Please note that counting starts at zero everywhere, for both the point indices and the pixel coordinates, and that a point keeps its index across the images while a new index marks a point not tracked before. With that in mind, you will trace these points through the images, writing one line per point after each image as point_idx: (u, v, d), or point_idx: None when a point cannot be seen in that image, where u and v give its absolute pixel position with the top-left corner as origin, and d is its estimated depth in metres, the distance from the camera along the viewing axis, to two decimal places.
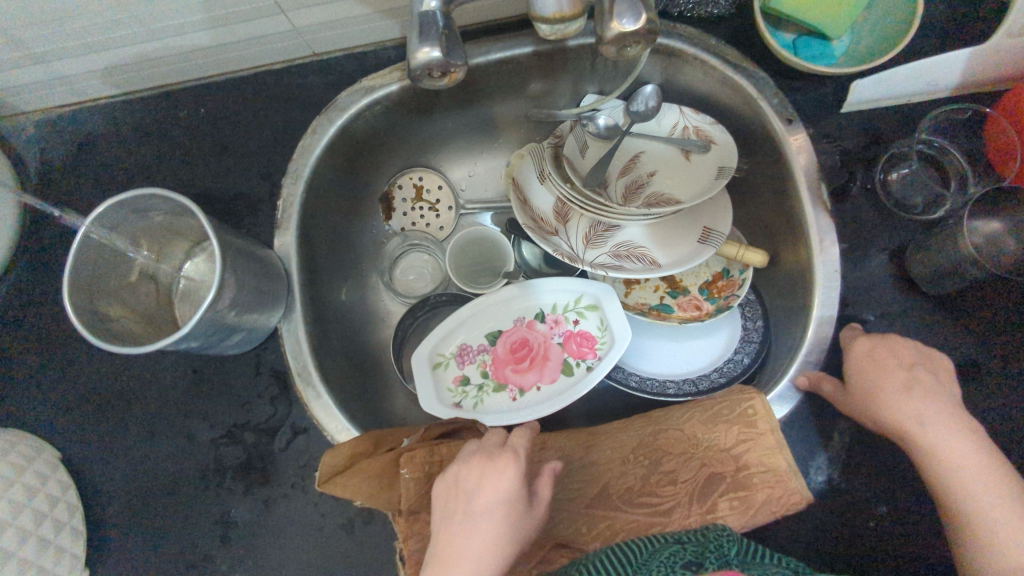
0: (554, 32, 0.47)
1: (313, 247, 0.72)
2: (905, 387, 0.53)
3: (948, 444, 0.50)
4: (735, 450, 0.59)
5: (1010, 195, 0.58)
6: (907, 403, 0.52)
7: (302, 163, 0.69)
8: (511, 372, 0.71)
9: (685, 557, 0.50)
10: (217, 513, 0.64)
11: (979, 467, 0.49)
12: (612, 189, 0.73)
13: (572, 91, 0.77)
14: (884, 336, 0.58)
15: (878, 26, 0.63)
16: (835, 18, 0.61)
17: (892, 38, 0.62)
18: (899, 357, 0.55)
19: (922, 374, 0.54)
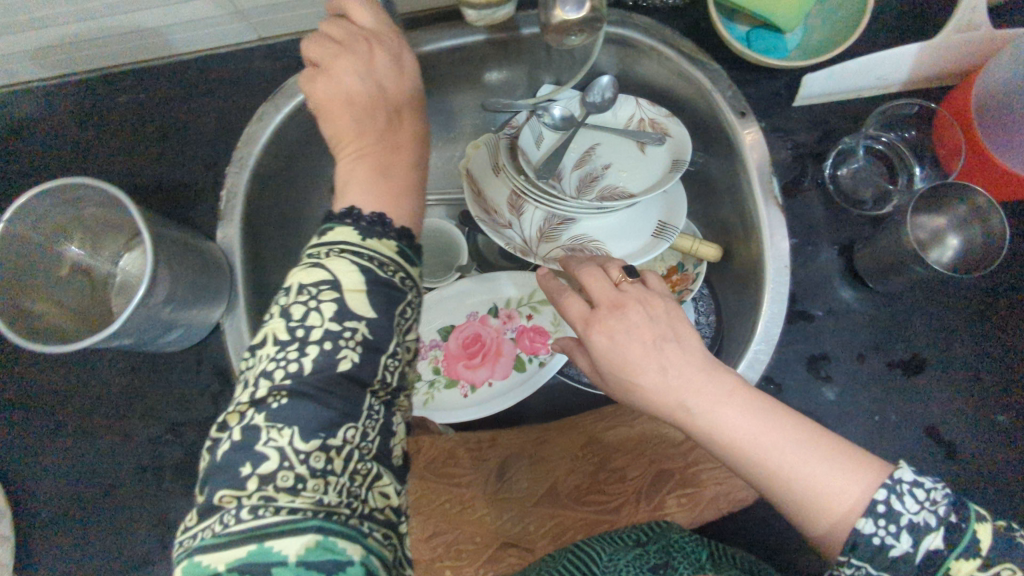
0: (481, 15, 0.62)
1: (259, 238, 0.69)
2: (618, 362, 0.45)
3: (715, 418, 0.42)
4: (683, 447, 0.59)
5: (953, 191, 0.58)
6: (650, 382, 0.44)
7: (246, 152, 0.66)
8: (463, 369, 0.69)
9: (651, 559, 0.51)
10: (153, 515, 0.62)
11: (786, 436, 0.41)
12: (566, 181, 0.71)
13: (529, 81, 0.75)
14: (614, 307, 0.46)
15: (829, 20, 0.62)
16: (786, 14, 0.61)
17: (840, 34, 0.62)
18: (601, 329, 0.46)
19: (618, 337, 0.45)
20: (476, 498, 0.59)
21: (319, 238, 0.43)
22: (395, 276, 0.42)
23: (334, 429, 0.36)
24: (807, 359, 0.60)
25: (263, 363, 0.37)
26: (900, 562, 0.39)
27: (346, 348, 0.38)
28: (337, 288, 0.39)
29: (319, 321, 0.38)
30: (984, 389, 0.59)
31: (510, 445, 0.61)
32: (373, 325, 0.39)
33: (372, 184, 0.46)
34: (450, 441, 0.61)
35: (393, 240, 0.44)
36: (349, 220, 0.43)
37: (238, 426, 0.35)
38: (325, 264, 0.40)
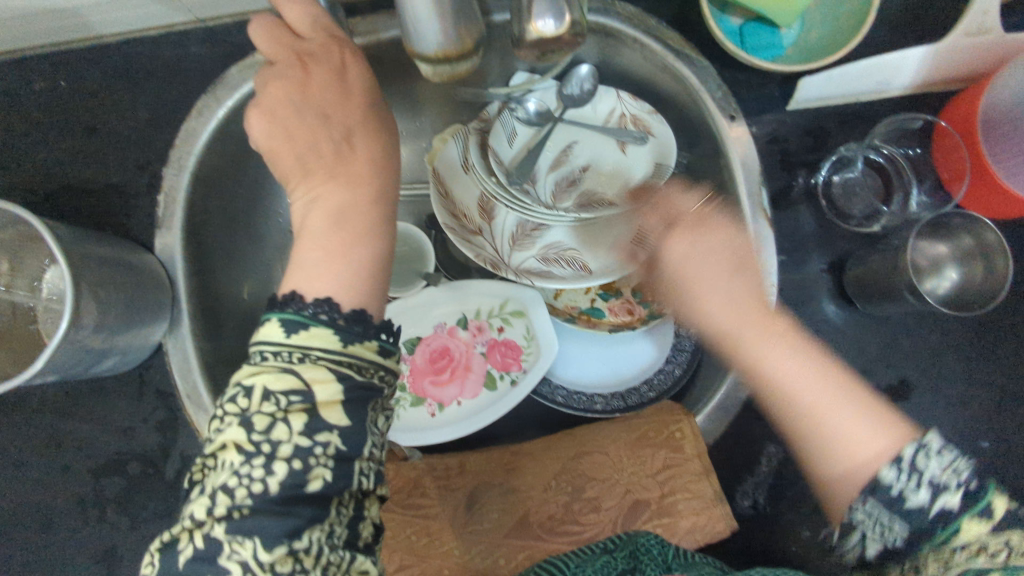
0: (440, 68, 0.50)
1: (206, 246, 0.63)
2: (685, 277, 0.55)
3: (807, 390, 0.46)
4: (659, 475, 0.57)
5: (954, 220, 0.56)
6: (704, 287, 0.54)
7: (185, 151, 0.60)
8: (430, 386, 0.65)
9: (619, 566, 0.50)
10: (100, 551, 0.58)
11: (810, 377, 0.47)
12: (541, 185, 0.66)
13: (501, 69, 0.69)
14: (698, 223, 0.56)
15: (829, 21, 0.57)
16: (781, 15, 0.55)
17: (836, 40, 0.57)
18: (681, 240, 0.56)
19: (697, 247, 0.55)
20: (444, 530, 0.56)
21: (285, 336, 0.36)
22: (375, 379, 0.38)
23: (304, 535, 0.33)
24: None
25: (224, 474, 0.33)
26: (912, 514, 0.36)
27: (319, 466, 0.34)
28: (309, 404, 0.34)
29: (288, 436, 0.34)
30: (968, 414, 0.57)
31: (479, 472, 0.58)
32: (348, 436, 0.35)
33: (321, 218, 0.41)
34: (415, 469, 0.58)
35: (372, 340, 0.38)
36: (315, 314, 0.37)
37: (201, 535, 0.32)
38: (297, 368, 0.35)
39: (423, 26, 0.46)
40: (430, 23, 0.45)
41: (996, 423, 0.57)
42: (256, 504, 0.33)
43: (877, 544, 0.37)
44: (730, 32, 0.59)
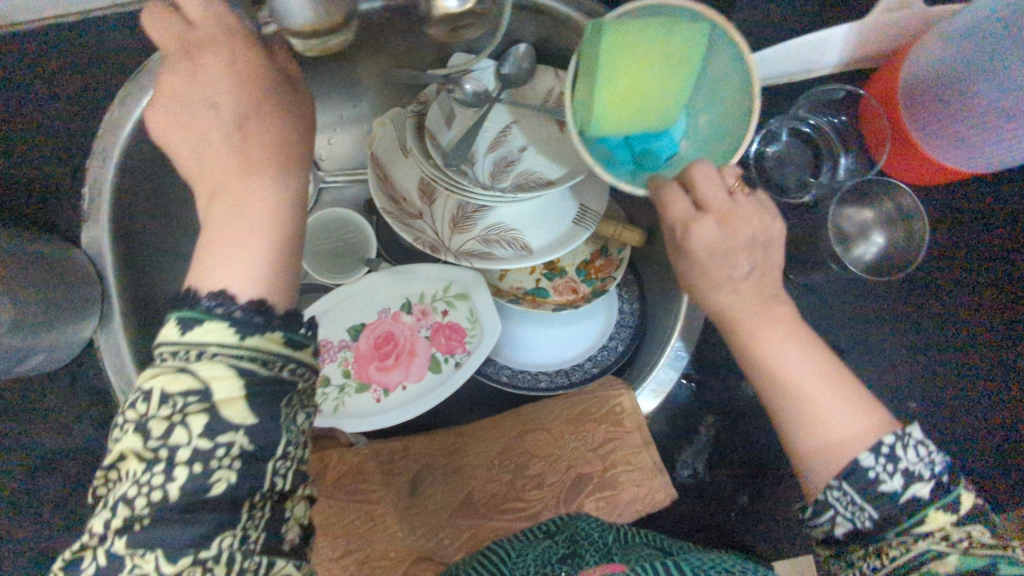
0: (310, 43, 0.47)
1: (137, 238, 0.62)
2: (712, 252, 0.42)
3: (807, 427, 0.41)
4: (601, 449, 0.58)
5: (877, 188, 0.59)
6: (720, 285, 0.43)
7: (109, 142, 0.58)
8: (375, 371, 0.65)
9: (560, 551, 0.49)
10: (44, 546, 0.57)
11: (811, 367, 0.41)
12: (479, 165, 0.65)
13: (439, 50, 0.68)
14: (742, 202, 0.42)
15: (717, 130, 0.46)
16: (637, 108, 0.45)
17: (739, 108, 0.44)
18: (698, 237, 0.42)
19: (710, 242, 0.41)
20: (388, 514, 0.57)
21: (181, 334, 0.35)
22: (282, 372, 0.36)
23: (209, 543, 0.32)
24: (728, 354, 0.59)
25: (126, 484, 0.33)
26: (885, 500, 0.37)
27: (220, 469, 0.33)
28: (205, 399, 0.33)
29: (185, 439, 0.32)
30: None
31: (423, 456, 0.59)
32: (253, 433, 0.34)
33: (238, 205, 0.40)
34: (359, 455, 0.59)
35: (274, 330, 0.36)
36: (211, 307, 0.35)
37: (103, 551, 0.32)
38: (192, 367, 0.33)
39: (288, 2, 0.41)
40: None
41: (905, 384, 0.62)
42: (156, 512, 0.32)
43: (846, 524, 0.39)
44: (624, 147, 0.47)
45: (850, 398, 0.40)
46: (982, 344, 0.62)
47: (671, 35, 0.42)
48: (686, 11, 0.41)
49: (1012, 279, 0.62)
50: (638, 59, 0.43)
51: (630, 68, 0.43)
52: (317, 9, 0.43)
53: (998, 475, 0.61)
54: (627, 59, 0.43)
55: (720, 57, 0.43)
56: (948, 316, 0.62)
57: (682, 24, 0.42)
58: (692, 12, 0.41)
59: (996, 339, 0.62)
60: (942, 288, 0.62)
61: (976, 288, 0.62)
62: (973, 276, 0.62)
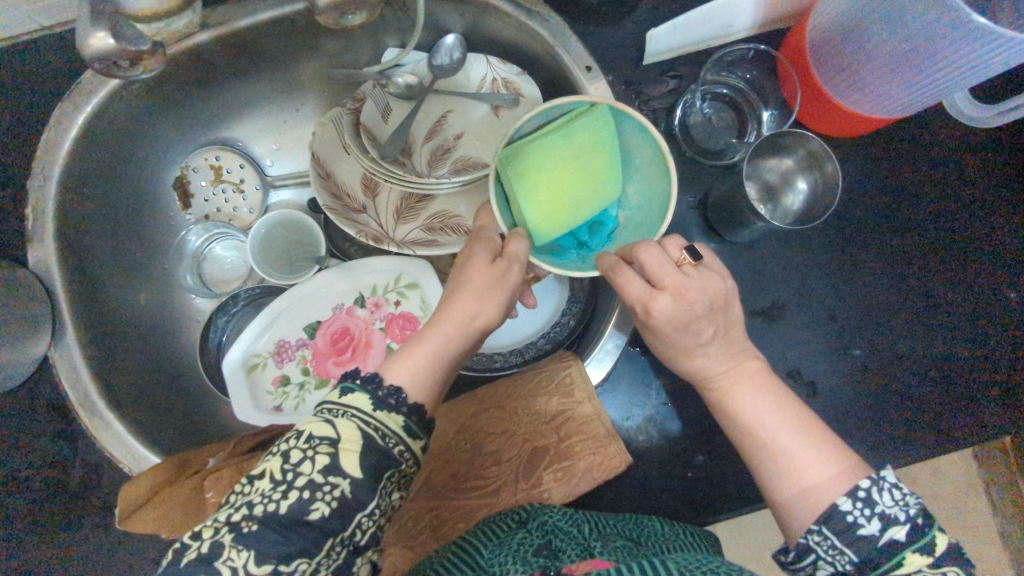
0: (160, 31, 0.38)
1: (85, 255, 0.62)
2: (678, 324, 0.44)
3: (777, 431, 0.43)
4: (555, 421, 0.59)
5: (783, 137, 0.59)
6: (690, 352, 0.46)
7: (48, 162, 0.59)
8: (333, 366, 0.67)
9: (537, 545, 0.48)
10: (21, 557, 0.60)
11: (782, 420, 0.43)
12: (418, 157, 0.67)
13: (372, 46, 0.69)
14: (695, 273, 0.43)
15: (645, 195, 0.50)
16: (568, 211, 0.48)
17: (657, 174, 0.48)
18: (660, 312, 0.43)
19: (678, 318, 0.43)
20: None
21: (340, 397, 0.41)
22: (392, 448, 0.40)
23: (293, 562, 0.36)
24: None
25: (252, 494, 0.37)
26: (863, 543, 0.38)
27: (322, 500, 0.37)
28: (334, 445, 0.38)
29: (309, 471, 0.37)
30: (838, 323, 0.61)
31: None
32: (357, 487, 0.38)
33: None
34: None
35: (405, 414, 0.41)
36: (367, 382, 0.41)
37: (210, 541, 0.35)
38: (335, 421, 0.39)
39: None
40: None
41: (863, 334, 0.61)
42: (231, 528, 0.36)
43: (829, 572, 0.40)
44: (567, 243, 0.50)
45: (815, 443, 0.42)
46: (931, 288, 0.62)
47: (582, 131, 0.47)
48: (587, 103, 0.47)
49: (953, 218, 0.63)
50: (559, 163, 0.47)
51: (556, 176, 0.47)
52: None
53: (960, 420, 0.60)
54: (548, 169, 0.47)
55: (630, 137, 0.49)
56: (896, 264, 0.62)
57: (587, 114, 0.47)
58: (593, 103, 0.47)
59: (943, 281, 0.62)
60: (887, 236, 0.62)
61: (919, 233, 0.63)
62: (915, 223, 0.63)
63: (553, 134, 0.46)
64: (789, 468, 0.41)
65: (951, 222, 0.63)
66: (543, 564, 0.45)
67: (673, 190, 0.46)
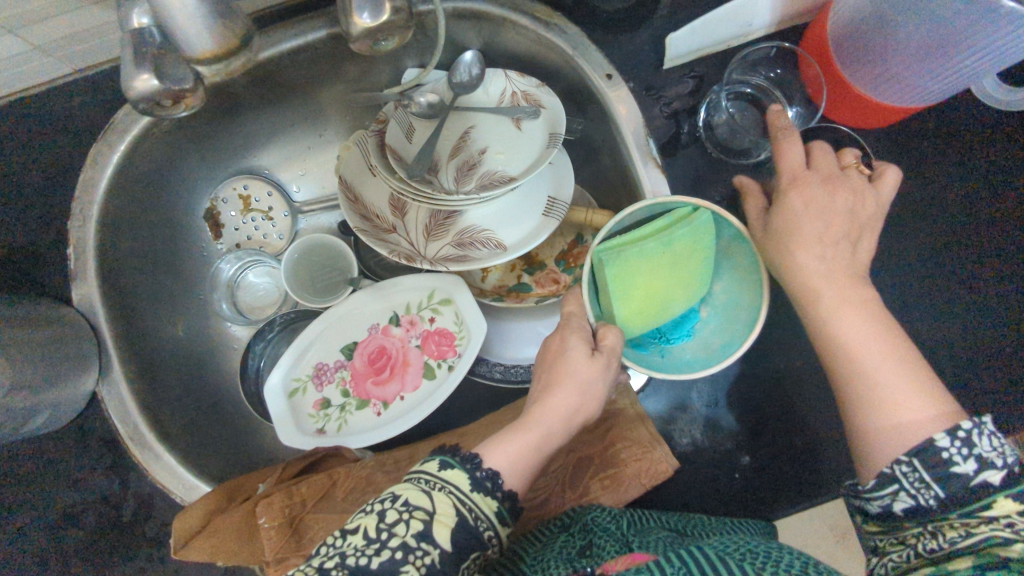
0: (218, 72, 0.37)
1: (124, 290, 0.64)
2: (818, 197, 0.47)
3: (858, 330, 0.42)
4: (599, 430, 0.60)
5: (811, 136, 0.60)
6: (808, 237, 0.46)
7: (87, 202, 0.60)
8: (372, 386, 0.68)
9: (580, 547, 0.49)
10: None
11: (876, 343, 0.42)
12: (443, 174, 0.68)
13: (392, 69, 0.70)
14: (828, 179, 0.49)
15: (731, 295, 0.52)
16: (660, 308, 0.51)
17: (751, 282, 0.50)
18: (803, 192, 0.48)
19: (816, 203, 0.47)
20: None
21: (438, 469, 0.41)
22: (483, 531, 0.40)
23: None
24: None
25: (345, 547, 0.37)
26: (955, 478, 0.37)
27: (412, 565, 0.36)
28: (429, 514, 0.38)
29: (404, 534, 0.37)
30: None
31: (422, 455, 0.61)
32: (446, 558, 0.37)
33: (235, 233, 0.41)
34: (366, 468, 0.59)
35: (498, 499, 0.41)
36: (466, 461, 0.41)
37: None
38: (433, 494, 0.39)
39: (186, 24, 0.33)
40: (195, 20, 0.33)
41: (904, 324, 0.60)
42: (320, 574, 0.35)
43: (906, 504, 0.38)
44: (651, 335, 0.52)
45: (916, 377, 0.40)
46: (969, 273, 0.61)
47: (685, 236, 0.49)
48: (689, 207, 0.50)
49: (987, 202, 0.62)
50: (659, 266, 0.49)
51: (654, 278, 0.50)
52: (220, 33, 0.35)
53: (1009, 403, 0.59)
54: (648, 268, 0.49)
55: (723, 239, 0.51)
56: (931, 250, 0.62)
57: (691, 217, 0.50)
58: (697, 209, 0.50)
59: (981, 265, 0.62)
60: (918, 223, 0.62)
61: (953, 218, 0.62)
62: (947, 207, 0.62)
63: (660, 237, 0.49)
64: (878, 389, 0.40)
65: (983, 204, 0.62)
66: (584, 564, 0.45)
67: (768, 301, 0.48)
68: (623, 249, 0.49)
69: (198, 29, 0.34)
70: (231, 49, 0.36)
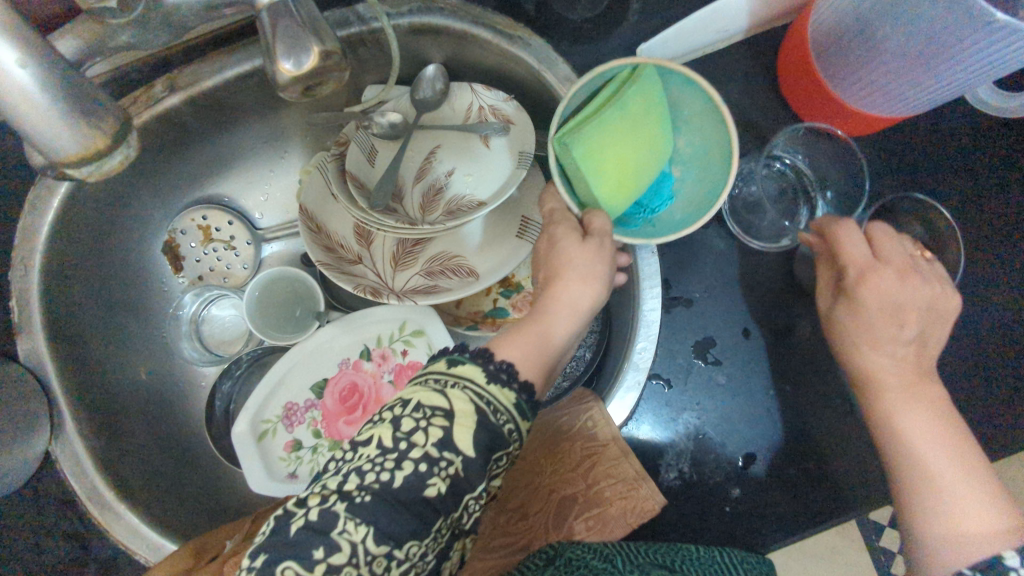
0: (91, 171, 0.36)
1: (76, 340, 0.60)
2: (890, 295, 0.45)
3: (922, 433, 0.42)
4: (582, 467, 0.57)
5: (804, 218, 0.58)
6: (880, 341, 0.45)
7: (28, 250, 0.55)
8: (344, 426, 0.65)
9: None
10: None
11: (944, 449, 0.41)
12: (408, 198, 0.64)
13: (352, 87, 0.66)
14: (903, 273, 0.45)
15: (697, 145, 0.49)
16: (635, 184, 0.46)
17: (712, 126, 0.46)
18: (877, 286, 0.45)
19: (892, 300, 0.45)
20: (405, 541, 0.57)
21: (449, 368, 0.39)
22: (502, 425, 0.38)
23: (404, 545, 0.33)
24: (691, 344, 0.58)
25: (360, 461, 0.35)
26: None
27: (438, 475, 0.35)
28: (448, 417, 0.36)
29: (423, 442, 0.35)
30: None
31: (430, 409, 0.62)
32: (470, 464, 0.36)
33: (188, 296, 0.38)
34: None
35: (515, 390, 0.39)
36: (478, 357, 0.40)
37: (320, 509, 0.33)
38: (448, 392, 0.37)
39: (45, 126, 0.32)
40: (53, 123, 0.32)
41: None
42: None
43: None
44: (632, 212, 0.50)
45: (985, 488, 0.40)
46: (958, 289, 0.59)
47: (634, 98, 0.44)
48: (628, 66, 0.44)
49: (982, 220, 0.59)
50: (620, 135, 0.44)
51: (620, 150, 0.44)
52: (88, 133, 0.34)
53: (999, 423, 0.57)
54: (612, 146, 0.44)
55: (674, 90, 0.47)
56: None
57: (633, 77, 0.44)
58: (637, 66, 0.44)
59: (969, 282, 0.59)
60: None
61: (942, 232, 0.60)
62: None
63: (611, 106, 0.43)
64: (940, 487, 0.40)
65: (973, 218, 0.60)
66: None
67: (736, 141, 0.44)
68: (579, 129, 0.43)
69: (60, 131, 0.33)
70: (106, 146, 0.35)
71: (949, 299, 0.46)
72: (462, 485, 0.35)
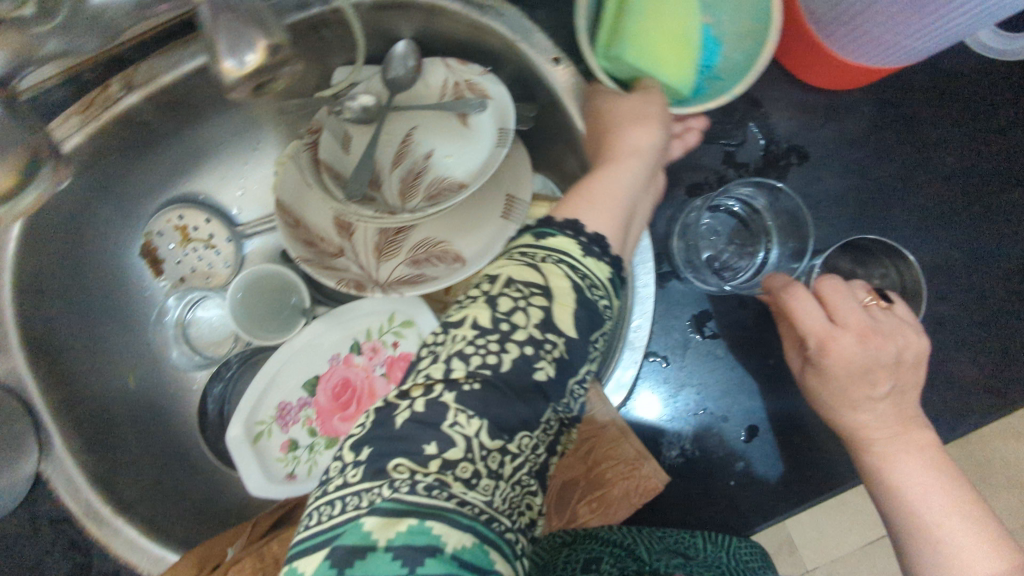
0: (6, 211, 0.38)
1: (55, 355, 0.58)
2: (857, 365, 0.46)
3: (917, 492, 0.45)
4: (582, 451, 0.56)
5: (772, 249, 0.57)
6: (859, 405, 0.47)
7: None
8: (339, 422, 0.64)
9: None
10: None
11: (935, 497, 0.44)
12: (386, 185, 0.62)
13: (321, 71, 0.63)
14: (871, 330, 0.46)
15: None
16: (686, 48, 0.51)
17: None
18: (840, 354, 0.46)
19: (858, 363, 0.46)
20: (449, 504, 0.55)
21: (539, 243, 0.39)
22: (594, 302, 0.37)
23: (516, 437, 0.32)
24: (688, 317, 0.57)
25: (459, 345, 0.33)
26: None
27: (545, 358, 0.34)
28: (547, 299, 0.35)
29: (527, 324, 0.34)
30: None
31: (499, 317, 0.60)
32: (573, 344, 0.35)
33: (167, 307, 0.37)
34: None
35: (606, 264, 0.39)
36: (568, 230, 0.39)
37: (426, 400, 0.31)
38: (542, 266, 0.37)
39: None
40: None
41: None
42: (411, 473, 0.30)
43: None
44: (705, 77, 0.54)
45: (975, 526, 0.43)
46: (958, 246, 0.57)
47: None
48: None
49: (975, 171, 0.58)
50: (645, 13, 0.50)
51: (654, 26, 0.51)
52: None
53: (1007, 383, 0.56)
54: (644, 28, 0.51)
55: None
56: (917, 224, 0.58)
57: None
58: None
59: (971, 238, 0.57)
60: (902, 197, 0.58)
61: (940, 189, 0.58)
62: (933, 176, 0.58)
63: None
64: (944, 549, 0.43)
65: (970, 171, 0.58)
66: None
67: None
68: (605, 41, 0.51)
69: None
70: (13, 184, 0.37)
71: (916, 339, 0.47)
72: (567, 365, 0.35)
